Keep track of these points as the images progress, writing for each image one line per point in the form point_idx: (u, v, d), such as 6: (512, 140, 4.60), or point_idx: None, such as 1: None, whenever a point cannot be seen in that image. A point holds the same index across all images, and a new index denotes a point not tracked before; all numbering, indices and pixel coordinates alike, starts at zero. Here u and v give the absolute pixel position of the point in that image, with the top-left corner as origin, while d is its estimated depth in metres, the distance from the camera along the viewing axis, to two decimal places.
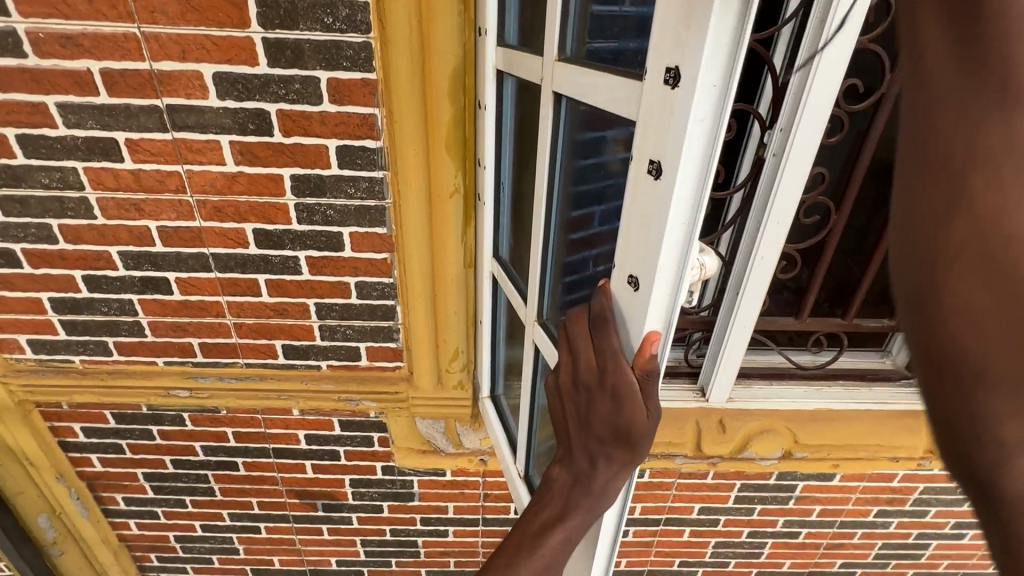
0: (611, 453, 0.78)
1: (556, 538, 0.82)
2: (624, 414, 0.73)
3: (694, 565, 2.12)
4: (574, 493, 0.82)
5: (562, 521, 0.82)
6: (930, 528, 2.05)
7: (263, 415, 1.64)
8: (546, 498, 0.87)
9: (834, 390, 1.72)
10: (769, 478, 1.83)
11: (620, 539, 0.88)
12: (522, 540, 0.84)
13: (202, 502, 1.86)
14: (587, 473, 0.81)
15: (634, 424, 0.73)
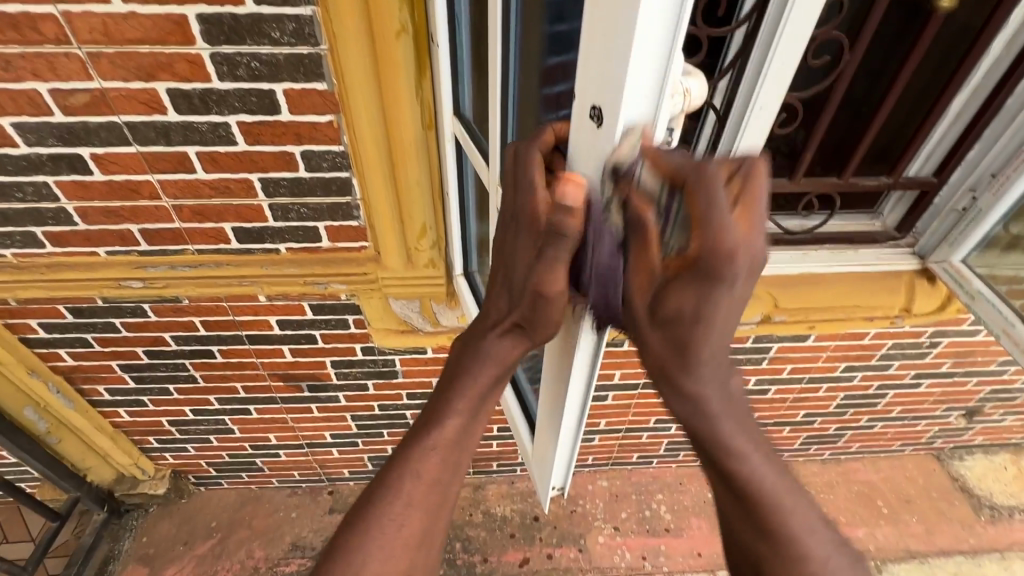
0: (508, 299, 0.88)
1: (461, 406, 0.87)
2: (534, 268, 0.75)
3: (669, 421, 2.27)
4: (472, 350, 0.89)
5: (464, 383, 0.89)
6: (891, 380, 2.17)
7: (228, 303, 1.56)
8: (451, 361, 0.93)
9: (820, 255, 1.67)
10: (746, 342, 1.86)
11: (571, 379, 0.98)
12: (429, 407, 0.89)
13: (186, 389, 1.87)
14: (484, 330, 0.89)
15: (539, 278, 0.76)
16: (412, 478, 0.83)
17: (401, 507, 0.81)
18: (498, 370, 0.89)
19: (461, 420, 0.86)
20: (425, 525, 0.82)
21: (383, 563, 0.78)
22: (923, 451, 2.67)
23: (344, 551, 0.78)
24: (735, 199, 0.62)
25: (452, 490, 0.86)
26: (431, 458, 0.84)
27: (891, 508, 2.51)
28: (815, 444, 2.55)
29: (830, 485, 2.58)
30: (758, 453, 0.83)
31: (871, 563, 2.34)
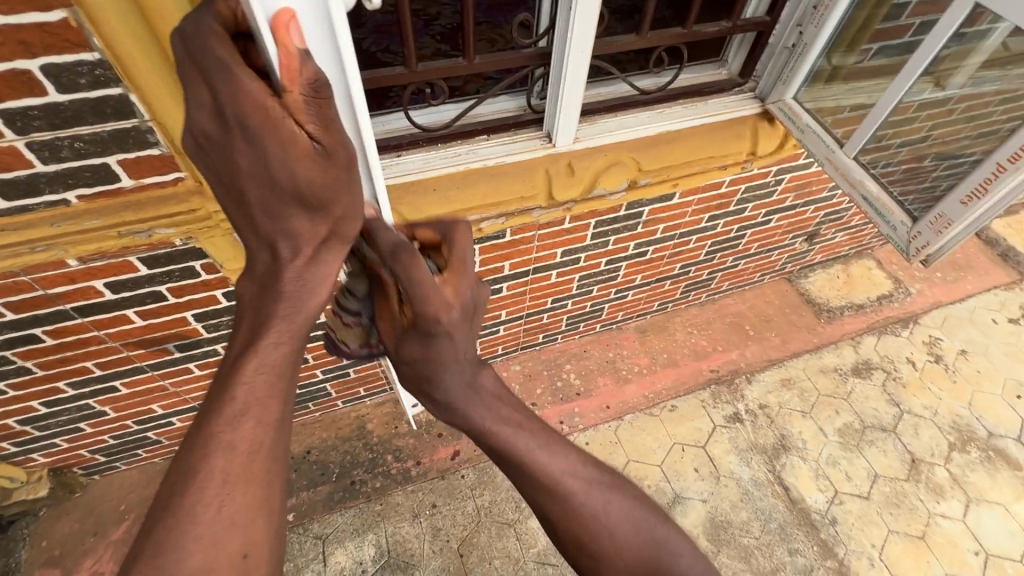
0: (291, 234, 0.76)
1: (264, 352, 0.76)
2: (288, 164, 0.69)
3: (565, 299, 2.39)
4: (264, 297, 0.79)
5: (265, 330, 0.77)
6: (747, 221, 2.42)
7: (30, 276, 1.28)
8: (240, 318, 0.82)
9: (673, 112, 1.71)
10: (620, 211, 1.92)
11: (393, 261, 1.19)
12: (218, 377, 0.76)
13: (22, 382, 1.60)
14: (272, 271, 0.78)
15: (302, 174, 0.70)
16: (224, 453, 0.69)
17: (214, 486, 0.68)
18: (303, 301, 0.79)
19: (272, 370, 0.75)
20: (254, 497, 0.70)
21: (205, 554, 0.65)
22: (777, 277, 3.12)
23: (152, 553, 0.64)
24: (448, 267, 0.95)
25: (282, 454, 0.74)
26: (243, 424, 0.71)
27: (756, 329, 2.94)
28: (693, 290, 2.85)
29: (708, 322, 2.95)
30: (511, 428, 0.94)
31: (744, 377, 2.77)
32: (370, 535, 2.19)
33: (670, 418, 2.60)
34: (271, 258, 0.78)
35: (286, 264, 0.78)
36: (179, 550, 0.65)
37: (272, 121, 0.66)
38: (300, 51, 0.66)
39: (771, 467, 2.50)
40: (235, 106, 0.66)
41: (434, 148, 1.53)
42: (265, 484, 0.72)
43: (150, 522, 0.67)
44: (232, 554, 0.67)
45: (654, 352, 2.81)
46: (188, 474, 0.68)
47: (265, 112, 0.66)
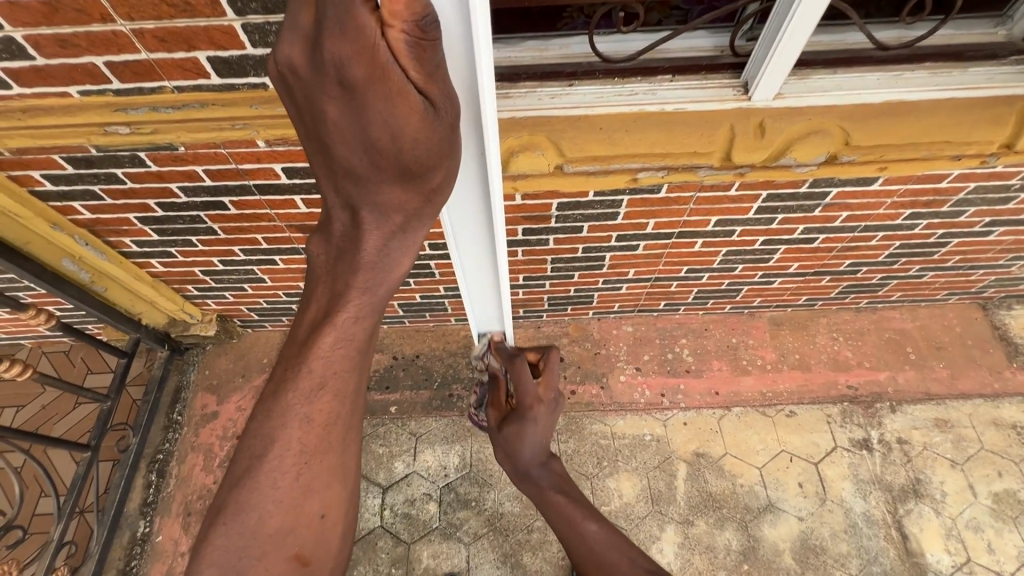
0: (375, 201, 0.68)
1: (343, 326, 0.70)
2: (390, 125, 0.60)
3: (702, 271, 2.19)
4: (339, 266, 0.71)
5: (341, 302, 0.71)
6: (958, 229, 1.97)
7: (227, 150, 1.42)
8: (311, 289, 0.74)
9: (915, 78, 1.35)
10: (800, 187, 1.65)
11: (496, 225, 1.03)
12: (290, 351, 0.72)
13: (209, 241, 1.86)
14: (350, 243, 0.70)
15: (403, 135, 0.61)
16: (301, 425, 0.70)
17: (294, 455, 0.70)
18: (382, 275, 0.71)
19: (350, 345, 0.70)
20: (331, 464, 0.73)
21: (285, 515, 0.69)
22: (968, 299, 2.58)
23: (239, 507, 0.68)
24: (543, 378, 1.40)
25: (356, 424, 0.74)
26: (320, 397, 0.71)
27: (919, 355, 2.50)
28: (853, 293, 2.46)
29: (861, 332, 2.56)
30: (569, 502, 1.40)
31: (888, 403, 2.40)
32: (457, 446, 2.34)
33: (784, 423, 2.37)
34: (350, 224, 0.70)
35: (368, 231, 0.69)
36: (262, 507, 0.69)
37: (375, 65, 0.56)
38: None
39: (892, 509, 2.20)
40: (341, 66, 0.56)
41: (610, 82, 1.38)
42: (342, 451, 0.73)
43: (233, 479, 0.70)
44: (313, 515, 0.71)
45: (784, 349, 2.53)
46: (268, 440, 0.70)
47: (369, 57, 0.55)
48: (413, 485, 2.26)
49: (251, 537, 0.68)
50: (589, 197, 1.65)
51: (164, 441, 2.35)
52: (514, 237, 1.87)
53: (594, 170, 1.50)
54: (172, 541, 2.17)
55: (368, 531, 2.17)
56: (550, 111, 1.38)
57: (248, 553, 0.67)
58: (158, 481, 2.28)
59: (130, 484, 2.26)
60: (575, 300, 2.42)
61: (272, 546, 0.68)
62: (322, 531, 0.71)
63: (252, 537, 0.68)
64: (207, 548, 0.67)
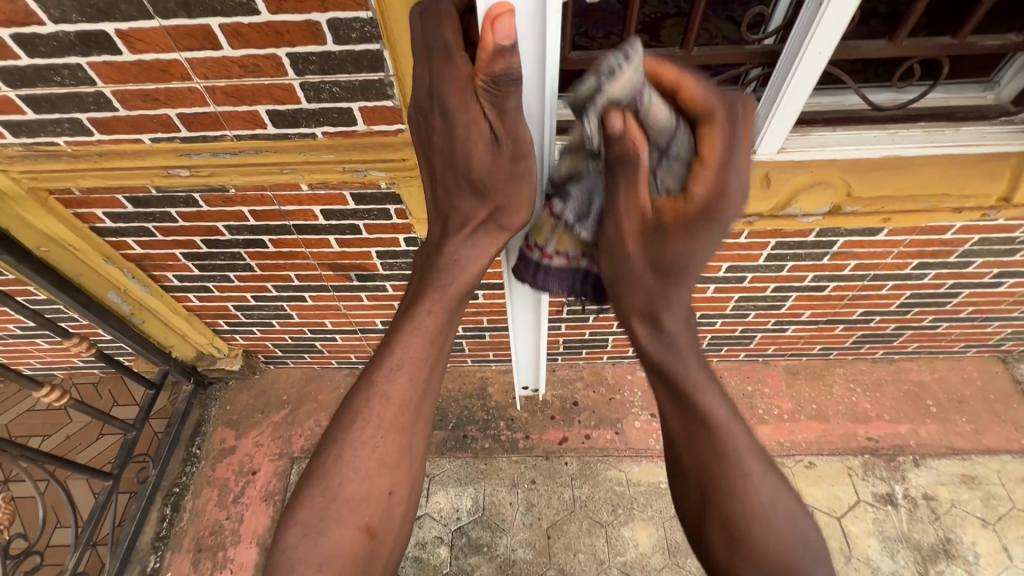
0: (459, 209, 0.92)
1: (420, 318, 0.88)
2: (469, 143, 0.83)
3: (715, 317, 2.24)
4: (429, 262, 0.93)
5: (423, 296, 0.90)
6: (967, 280, 2.01)
7: (273, 192, 1.55)
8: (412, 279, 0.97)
9: (911, 135, 1.46)
10: (807, 236, 1.72)
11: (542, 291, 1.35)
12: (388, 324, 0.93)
13: (245, 276, 1.97)
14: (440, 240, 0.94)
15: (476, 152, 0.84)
16: (381, 402, 0.84)
17: (371, 429, 0.84)
18: (455, 276, 0.90)
19: (424, 334, 0.86)
20: (399, 444, 0.85)
21: (361, 483, 0.83)
22: (987, 352, 2.57)
23: (325, 471, 0.83)
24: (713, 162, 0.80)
25: (423, 411, 0.87)
26: (397, 377, 0.85)
27: (940, 408, 2.46)
28: (868, 343, 2.47)
29: (879, 383, 2.54)
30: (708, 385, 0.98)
31: (911, 457, 2.35)
32: (470, 488, 2.33)
33: (803, 475, 2.32)
34: (441, 229, 0.94)
35: (451, 235, 0.92)
36: (344, 473, 0.83)
37: (465, 100, 0.78)
38: (499, 48, 0.71)
39: (922, 570, 2.10)
40: (443, 96, 0.80)
41: None
42: (408, 434, 0.86)
43: (322, 449, 0.85)
44: (381, 489, 0.84)
45: (801, 399, 2.51)
46: (354, 415, 0.85)
47: (461, 89, 0.78)
48: (424, 528, 2.23)
49: (332, 501, 0.81)
50: None
51: (181, 474, 2.38)
52: None
53: None
54: None
55: None
56: None
57: (328, 514, 0.80)
58: (172, 515, 2.29)
59: (144, 517, 2.27)
60: (590, 343, 2.46)
61: (348, 508, 0.81)
62: (387, 504, 0.84)
63: (332, 499, 0.82)
64: (296, 510, 0.81)
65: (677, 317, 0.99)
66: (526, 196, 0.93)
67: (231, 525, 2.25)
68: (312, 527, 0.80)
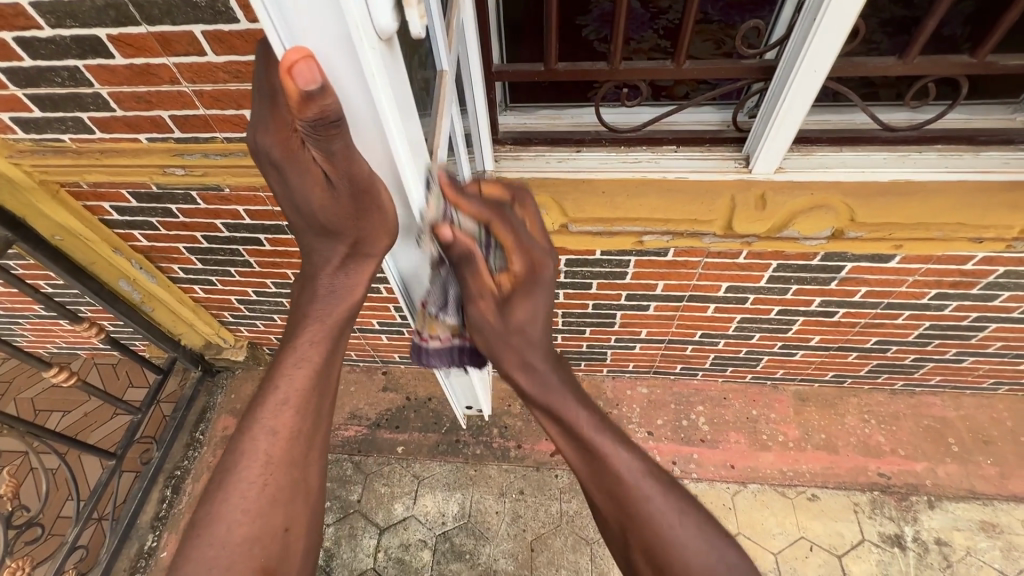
0: (319, 247, 0.86)
1: (301, 348, 0.83)
2: (304, 190, 0.76)
3: (716, 336, 2.15)
4: (301, 298, 0.88)
5: (300, 329, 0.85)
6: (993, 313, 1.86)
7: (265, 193, 1.58)
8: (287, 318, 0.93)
9: (923, 159, 1.36)
10: (812, 259, 1.63)
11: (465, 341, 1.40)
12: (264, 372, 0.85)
13: (245, 272, 2.02)
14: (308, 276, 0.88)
15: (315, 201, 0.77)
16: (267, 437, 0.78)
17: (260, 467, 0.76)
18: (333, 304, 0.86)
19: (308, 363, 0.82)
20: (293, 478, 0.79)
21: (253, 525, 0.74)
22: (1020, 391, 2.38)
23: (209, 518, 0.73)
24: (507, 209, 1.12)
25: (318, 439, 0.83)
26: (283, 410, 0.80)
27: (963, 447, 2.30)
28: (886, 373, 2.33)
29: (896, 416, 2.40)
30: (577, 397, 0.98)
31: (925, 498, 2.20)
32: (458, 494, 2.32)
33: (805, 507, 2.21)
34: (307, 266, 0.88)
35: (319, 273, 0.87)
36: (231, 518, 0.73)
37: (293, 155, 0.72)
38: (304, 98, 0.57)
39: None
40: (267, 151, 0.73)
41: (617, 150, 1.46)
42: (303, 466, 0.80)
43: (205, 496, 0.75)
44: (276, 527, 0.76)
45: (810, 428, 2.39)
46: (240, 456, 0.77)
47: (285, 142, 0.71)
48: (409, 530, 2.24)
49: (220, 549, 0.71)
50: (596, 255, 1.70)
51: (183, 458, 2.47)
52: None
53: (598, 230, 1.56)
54: None
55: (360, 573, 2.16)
56: (558, 173, 1.46)
57: (217, 564, 0.70)
58: (172, 497, 2.38)
59: (146, 496, 2.36)
60: (588, 355, 2.41)
61: (239, 556, 0.71)
62: (285, 542, 0.76)
63: (221, 548, 0.71)
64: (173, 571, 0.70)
65: (541, 356, 1.01)
66: (386, 231, 0.85)
67: None
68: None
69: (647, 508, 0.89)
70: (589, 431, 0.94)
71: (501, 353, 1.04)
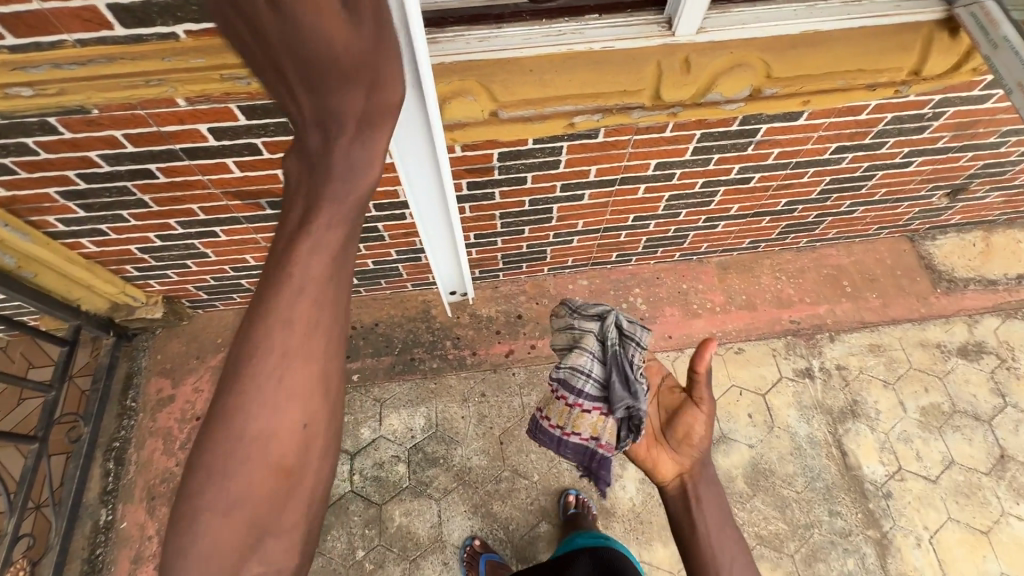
0: (336, 107, 0.71)
1: (317, 230, 0.70)
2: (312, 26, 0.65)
3: (647, 219, 2.25)
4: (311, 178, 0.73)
5: (314, 210, 0.71)
6: (881, 161, 2.08)
7: (146, 110, 1.36)
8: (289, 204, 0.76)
9: (829, 8, 1.41)
10: (731, 125, 1.70)
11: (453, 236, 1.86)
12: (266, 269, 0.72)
13: (142, 214, 1.79)
14: (318, 152, 0.73)
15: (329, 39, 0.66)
16: (282, 329, 0.68)
17: (275, 359, 0.68)
18: (352, 184, 0.73)
19: (327, 248, 0.70)
20: (314, 374, 0.70)
21: (265, 422, 0.66)
22: (897, 233, 2.76)
23: (220, 419, 0.66)
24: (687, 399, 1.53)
25: (339, 332, 0.72)
26: (300, 299, 0.69)
27: (855, 287, 2.66)
28: (793, 233, 2.59)
29: (802, 270, 2.70)
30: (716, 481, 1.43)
31: (827, 334, 2.55)
32: (422, 408, 2.37)
33: (733, 360, 2.49)
34: (317, 138, 0.73)
35: (333, 141, 0.72)
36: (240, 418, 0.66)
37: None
38: None
39: (833, 429, 2.35)
40: None
41: (538, 23, 1.37)
42: (323, 363, 0.71)
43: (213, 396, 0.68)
44: (293, 426, 0.67)
45: (732, 292, 2.64)
46: (253, 351, 0.68)
47: None
48: (380, 449, 2.28)
49: (230, 447, 0.65)
50: (529, 145, 1.66)
51: (119, 428, 2.30)
52: (460, 192, 1.87)
53: (530, 115, 1.50)
54: (138, 526, 2.14)
55: (339, 497, 2.19)
56: (480, 54, 1.36)
57: (228, 466, 0.64)
58: (117, 468, 2.23)
59: (86, 474, 2.20)
60: (529, 257, 2.45)
61: (251, 456, 0.64)
62: (306, 444, 0.68)
63: (230, 449, 0.65)
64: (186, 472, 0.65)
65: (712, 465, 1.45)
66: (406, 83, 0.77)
67: (182, 470, 2.23)
68: (210, 484, 0.64)
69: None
70: (726, 516, 1.35)
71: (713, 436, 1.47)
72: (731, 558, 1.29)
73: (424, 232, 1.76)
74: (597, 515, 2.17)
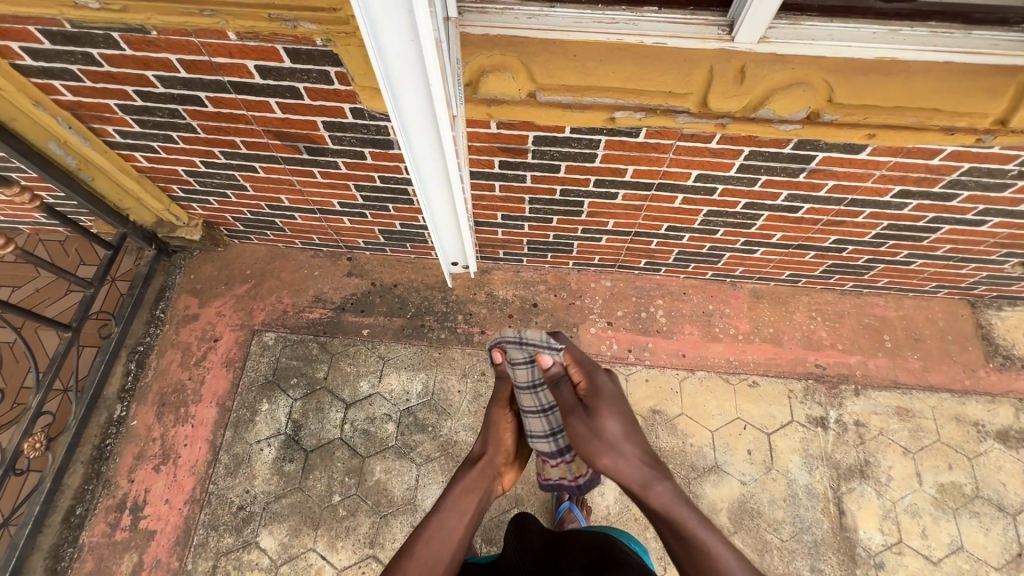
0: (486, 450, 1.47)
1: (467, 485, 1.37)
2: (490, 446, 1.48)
3: (681, 230, 2.16)
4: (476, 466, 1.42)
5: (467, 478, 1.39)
6: (949, 214, 1.90)
7: (199, 39, 1.41)
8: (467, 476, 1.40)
9: (913, 35, 1.26)
10: (783, 147, 1.59)
11: (466, 233, 1.90)
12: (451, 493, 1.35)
13: (190, 139, 1.87)
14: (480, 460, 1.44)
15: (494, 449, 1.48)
16: (450, 509, 1.29)
17: (443, 518, 1.27)
18: (477, 480, 1.39)
19: (466, 494, 1.35)
20: (449, 521, 1.26)
21: (435, 541, 1.21)
22: (957, 295, 2.54)
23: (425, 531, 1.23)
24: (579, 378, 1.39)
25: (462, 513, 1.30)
26: (454, 507, 1.31)
27: (895, 343, 2.48)
28: (838, 274, 2.43)
29: (840, 315, 2.54)
30: (623, 458, 1.25)
31: (852, 386, 2.40)
32: (422, 373, 2.40)
33: (744, 392, 2.38)
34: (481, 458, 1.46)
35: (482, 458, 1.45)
36: (433, 534, 1.22)
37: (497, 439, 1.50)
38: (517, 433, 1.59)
39: (835, 485, 2.22)
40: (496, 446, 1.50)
41: (592, 8, 1.31)
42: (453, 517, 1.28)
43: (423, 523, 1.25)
44: (443, 535, 1.22)
45: (759, 322, 2.52)
46: (442, 512, 1.28)
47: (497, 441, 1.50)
48: (374, 405, 2.34)
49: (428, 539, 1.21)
50: (564, 133, 1.62)
51: (145, 334, 2.46)
52: (491, 169, 1.84)
53: (568, 102, 1.47)
54: (146, 426, 2.31)
55: (327, 441, 2.27)
56: (525, 31, 1.31)
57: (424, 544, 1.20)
58: (137, 370, 2.40)
59: (109, 369, 2.38)
60: (555, 247, 2.41)
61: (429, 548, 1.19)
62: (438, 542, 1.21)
63: (427, 544, 1.20)
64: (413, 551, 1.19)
65: (621, 443, 1.27)
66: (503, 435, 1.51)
67: (193, 385, 2.37)
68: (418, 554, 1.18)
69: (697, 536, 1.14)
70: (687, 529, 1.16)
71: (598, 454, 1.27)
72: (680, 535, 1.16)
73: (427, 206, 1.71)
74: (589, 510, 2.16)
